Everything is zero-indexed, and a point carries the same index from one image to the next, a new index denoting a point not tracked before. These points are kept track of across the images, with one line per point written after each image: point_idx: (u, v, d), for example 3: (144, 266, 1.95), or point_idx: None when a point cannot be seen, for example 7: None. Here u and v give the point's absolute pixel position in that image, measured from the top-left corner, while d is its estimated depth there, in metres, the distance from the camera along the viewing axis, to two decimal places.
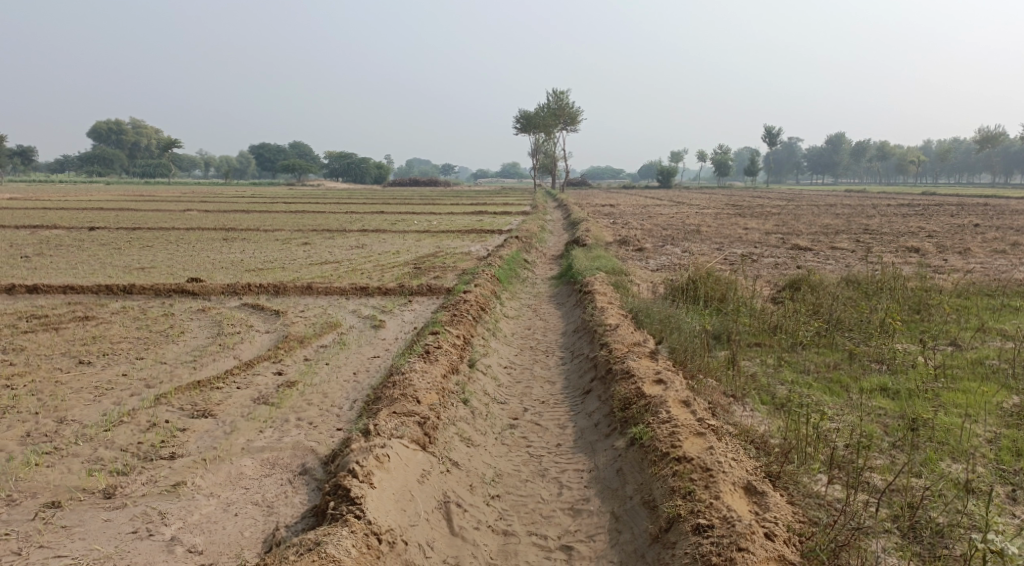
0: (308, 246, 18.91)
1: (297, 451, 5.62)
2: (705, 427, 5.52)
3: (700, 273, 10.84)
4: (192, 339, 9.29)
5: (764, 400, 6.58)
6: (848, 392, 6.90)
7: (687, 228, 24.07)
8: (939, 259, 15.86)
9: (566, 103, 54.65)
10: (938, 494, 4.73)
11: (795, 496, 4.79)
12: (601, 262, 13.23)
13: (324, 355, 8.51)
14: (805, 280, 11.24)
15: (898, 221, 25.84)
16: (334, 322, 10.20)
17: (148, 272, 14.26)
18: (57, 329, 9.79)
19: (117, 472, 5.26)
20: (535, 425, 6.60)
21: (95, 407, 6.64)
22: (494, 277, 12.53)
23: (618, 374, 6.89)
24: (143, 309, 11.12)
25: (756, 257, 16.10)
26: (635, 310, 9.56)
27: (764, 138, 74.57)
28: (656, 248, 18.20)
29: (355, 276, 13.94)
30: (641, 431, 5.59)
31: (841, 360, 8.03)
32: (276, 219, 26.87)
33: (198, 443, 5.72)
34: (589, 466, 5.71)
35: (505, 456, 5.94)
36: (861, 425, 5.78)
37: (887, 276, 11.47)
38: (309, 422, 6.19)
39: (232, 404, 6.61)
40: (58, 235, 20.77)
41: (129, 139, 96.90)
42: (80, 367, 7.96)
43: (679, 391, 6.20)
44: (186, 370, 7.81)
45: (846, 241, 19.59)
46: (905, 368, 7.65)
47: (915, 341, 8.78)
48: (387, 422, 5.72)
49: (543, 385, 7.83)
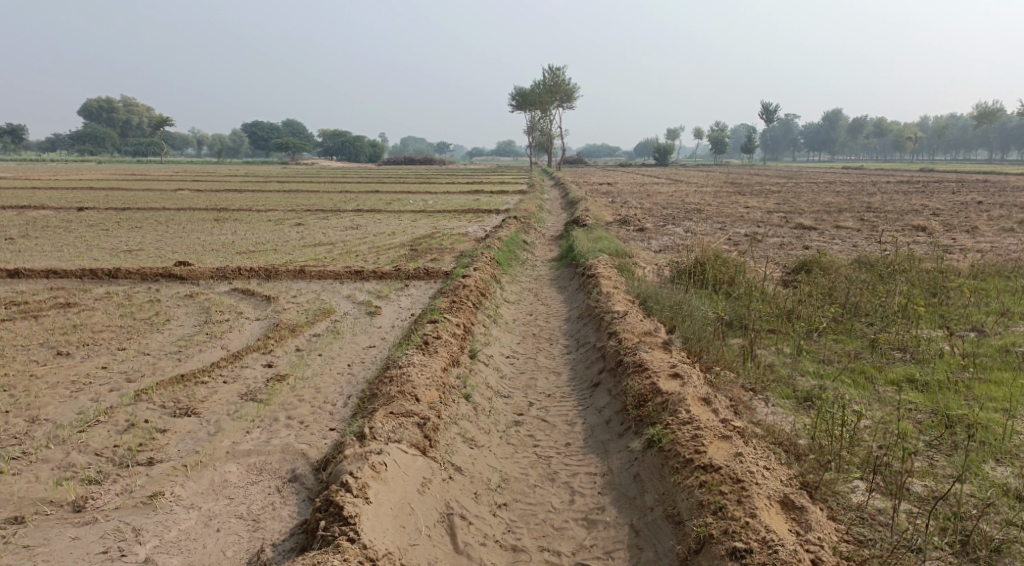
0: (302, 226, 18.43)
1: (287, 455, 5.19)
2: (730, 428, 5.12)
3: (708, 256, 10.39)
4: (179, 327, 8.83)
5: (787, 394, 6.17)
6: (873, 385, 6.50)
7: (687, 207, 23.54)
8: (948, 237, 15.45)
9: (563, 79, 53.71)
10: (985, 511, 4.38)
11: (835, 509, 4.42)
12: (604, 243, 12.76)
13: (316, 344, 8.07)
14: (816, 263, 10.76)
15: (901, 198, 25.41)
16: (327, 308, 9.74)
17: (136, 255, 13.77)
18: (36, 317, 9.30)
19: (89, 481, 4.83)
20: (542, 422, 6.19)
21: (71, 405, 6.18)
22: (493, 260, 12.06)
23: (629, 367, 6.46)
24: (128, 295, 10.63)
25: (761, 237, 15.63)
26: (643, 296, 9.11)
27: (761, 115, 73.66)
28: (658, 228, 17.77)
29: (350, 258, 13.44)
30: (660, 433, 5.18)
31: (861, 348, 7.61)
32: (269, 198, 26.25)
33: (179, 447, 5.27)
34: (602, 470, 5.31)
35: (512, 458, 5.53)
36: (895, 424, 5.40)
37: (902, 256, 11.01)
38: (300, 421, 5.75)
39: (217, 401, 6.16)
40: (45, 216, 20.20)
41: (121, 118, 95.64)
42: (57, 360, 7.50)
43: (698, 387, 5.79)
44: (170, 362, 7.35)
45: (850, 220, 19.14)
46: (931, 356, 7.23)
47: (938, 326, 8.34)
48: (384, 424, 5.29)
49: (549, 376, 7.40)
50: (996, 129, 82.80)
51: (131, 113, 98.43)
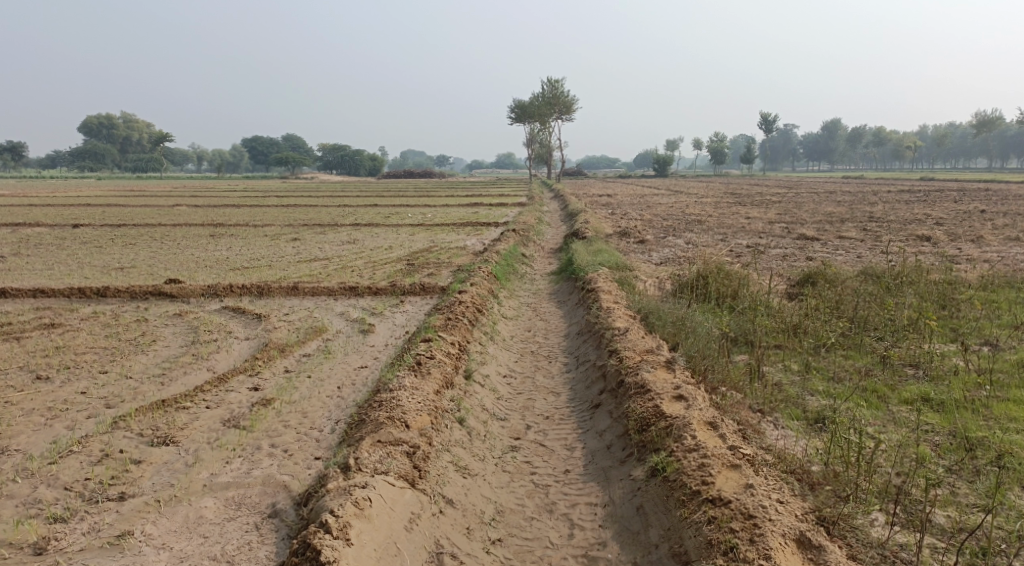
0: (298, 241, 18.17)
1: (267, 487, 4.88)
2: (739, 456, 4.83)
3: (711, 269, 10.11)
4: (164, 348, 8.54)
5: (796, 415, 5.87)
6: (886, 404, 6.20)
7: (687, 218, 23.33)
8: (954, 247, 15.17)
9: (561, 92, 53.66)
10: (1011, 551, 4.11)
11: (855, 547, 4.15)
12: (603, 256, 12.49)
13: (306, 365, 7.77)
14: (821, 275, 10.47)
15: (903, 208, 25.19)
16: (319, 326, 9.45)
17: (128, 272, 13.52)
18: (19, 339, 9.02)
19: (55, 519, 4.53)
20: (540, 447, 5.89)
21: (43, 434, 5.87)
22: (491, 274, 11.78)
23: (631, 388, 6.16)
24: (116, 314, 10.35)
25: (763, 248, 15.35)
26: (644, 311, 8.81)
27: (760, 126, 73.63)
28: (658, 240, 17.49)
29: (345, 274, 13.16)
30: (664, 461, 4.90)
31: (872, 365, 7.31)
32: (266, 213, 26.02)
33: (154, 480, 4.97)
34: (603, 500, 5.02)
35: (508, 487, 5.22)
36: (913, 448, 5.12)
37: (909, 267, 10.71)
38: (284, 449, 5.45)
39: (198, 428, 5.85)
40: (39, 233, 19.97)
41: (121, 134, 95.80)
42: (36, 385, 7.19)
43: (703, 410, 5.49)
44: (153, 386, 7.05)
45: (852, 230, 18.88)
46: (945, 374, 6.94)
47: (949, 341, 8.04)
48: (370, 454, 5.01)
49: (547, 397, 7.10)
50: (995, 137, 82.79)
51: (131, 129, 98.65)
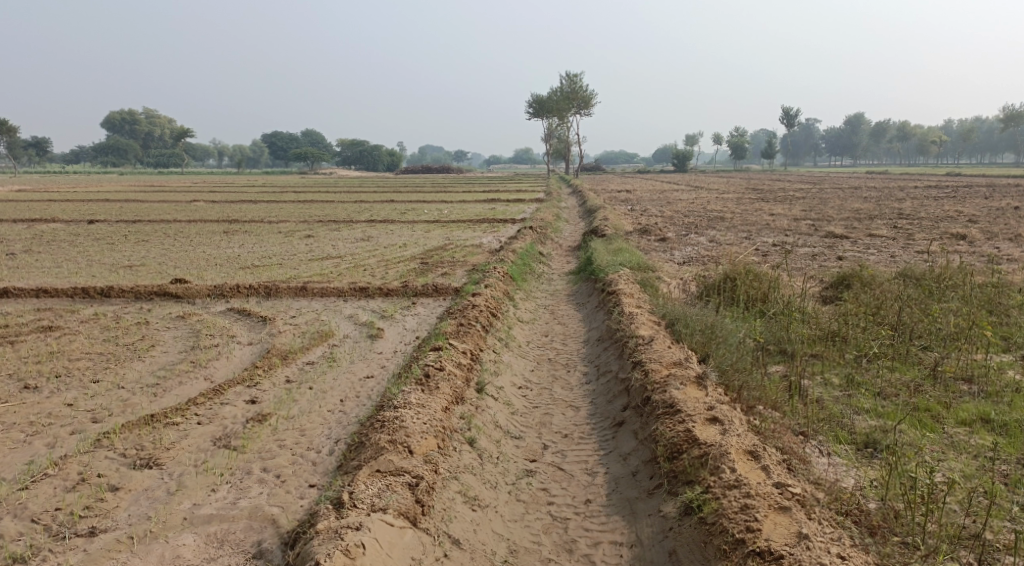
0: (311, 239, 17.73)
1: (254, 522, 4.45)
2: (787, 496, 4.29)
3: (739, 271, 9.46)
4: (162, 354, 8.09)
5: (842, 439, 5.29)
6: (943, 426, 5.57)
7: (710, 215, 22.61)
8: (992, 246, 14.37)
9: (580, 86, 52.75)
10: None
11: None
12: (624, 256, 11.86)
13: (309, 375, 7.28)
14: (857, 276, 9.79)
15: (933, 204, 24.28)
16: (326, 331, 8.95)
17: (135, 270, 13.13)
18: (13, 343, 8.60)
19: (14, 559, 4.16)
20: (559, 470, 5.35)
21: (21, 453, 5.45)
22: (506, 275, 11.21)
23: (658, 408, 5.58)
24: (116, 317, 9.91)
25: (791, 248, 14.67)
26: (669, 316, 8.20)
27: (781, 120, 72.37)
28: (680, 238, 16.85)
29: (357, 274, 12.66)
30: (700, 498, 4.37)
31: (921, 379, 6.67)
32: (282, 209, 25.65)
33: (130, 511, 4.57)
34: (630, 539, 4.51)
35: (522, 520, 4.70)
36: (985, 482, 4.52)
37: (952, 268, 9.97)
38: (276, 474, 4.98)
39: (185, 448, 5.38)
40: (53, 229, 19.69)
41: (143, 129, 96.44)
42: (22, 395, 6.77)
43: (743, 437, 4.92)
44: (145, 397, 6.59)
45: (883, 228, 18.06)
46: (1003, 390, 6.29)
47: (1002, 351, 7.35)
48: (367, 487, 4.53)
49: (566, 412, 6.54)
50: None
51: (152, 125, 99.22)
